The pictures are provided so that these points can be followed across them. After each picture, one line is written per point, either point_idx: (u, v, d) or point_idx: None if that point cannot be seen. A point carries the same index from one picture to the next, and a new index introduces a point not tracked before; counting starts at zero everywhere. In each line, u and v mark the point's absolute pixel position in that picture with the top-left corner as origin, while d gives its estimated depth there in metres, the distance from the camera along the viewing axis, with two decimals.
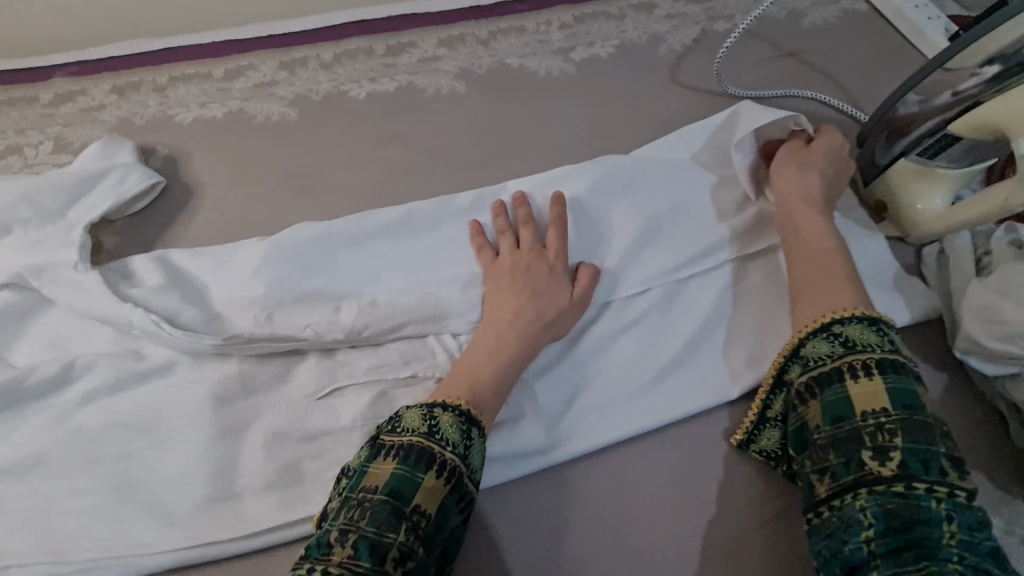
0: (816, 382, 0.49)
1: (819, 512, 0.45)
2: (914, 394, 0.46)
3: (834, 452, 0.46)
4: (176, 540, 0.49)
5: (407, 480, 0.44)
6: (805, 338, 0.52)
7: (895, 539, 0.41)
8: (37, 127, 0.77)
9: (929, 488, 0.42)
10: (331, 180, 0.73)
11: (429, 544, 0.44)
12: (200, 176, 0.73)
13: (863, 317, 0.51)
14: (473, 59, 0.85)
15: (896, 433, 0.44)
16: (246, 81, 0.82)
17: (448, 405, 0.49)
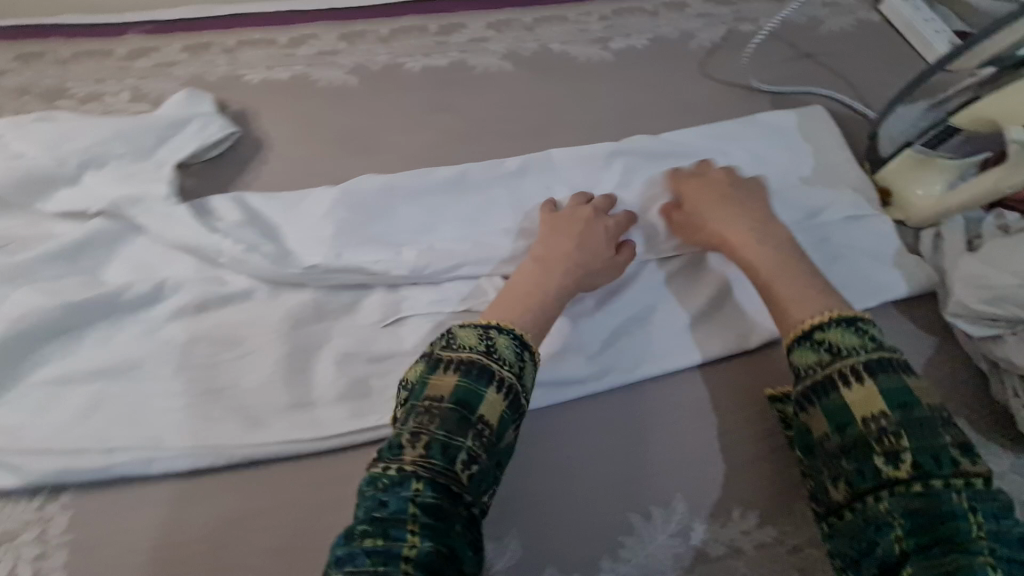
0: (813, 392, 0.53)
1: (844, 515, 0.49)
2: (905, 392, 0.50)
3: (847, 459, 0.49)
4: (260, 437, 0.55)
5: (472, 393, 0.51)
6: (792, 346, 0.56)
7: (925, 536, 0.44)
8: (114, 78, 0.83)
9: (944, 482, 0.46)
10: (389, 141, 0.79)
11: (490, 452, 0.50)
12: (268, 131, 0.79)
13: (840, 321, 0.55)
14: (519, 42, 0.92)
15: (901, 435, 0.48)
16: (309, 49, 0.89)
17: (502, 329, 0.55)
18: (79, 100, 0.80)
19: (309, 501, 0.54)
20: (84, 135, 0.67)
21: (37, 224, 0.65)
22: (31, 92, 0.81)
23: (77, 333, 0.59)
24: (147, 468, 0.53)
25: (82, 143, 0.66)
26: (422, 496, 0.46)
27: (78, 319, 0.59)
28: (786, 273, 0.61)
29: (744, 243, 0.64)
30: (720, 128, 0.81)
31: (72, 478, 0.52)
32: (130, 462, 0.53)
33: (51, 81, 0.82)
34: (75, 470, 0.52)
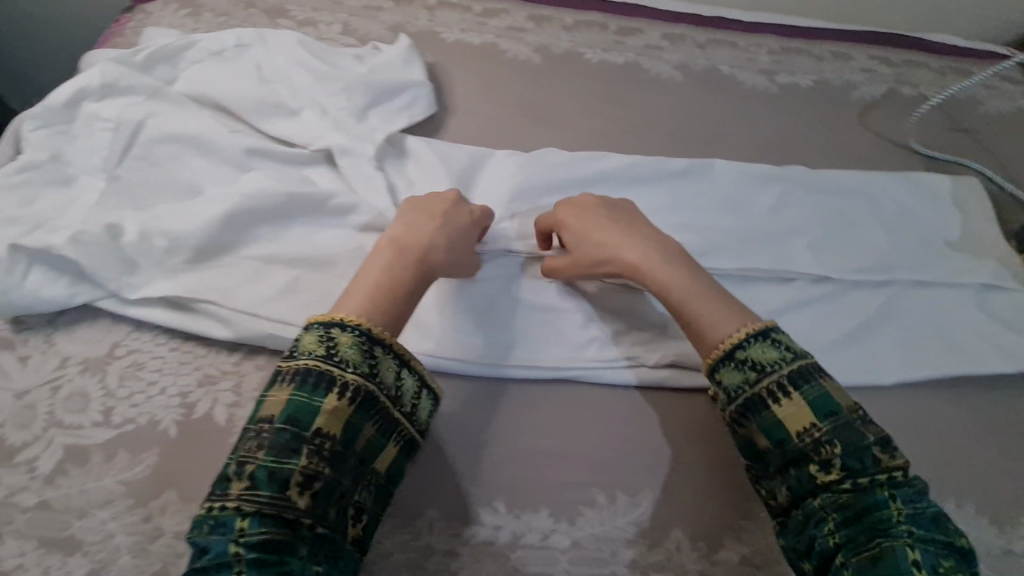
0: (748, 408, 0.53)
1: (789, 518, 0.51)
2: (830, 399, 0.52)
3: (791, 470, 0.51)
4: (433, 350, 0.61)
5: (304, 406, 0.47)
6: (715, 364, 0.55)
7: (853, 531, 0.47)
8: (328, 10, 0.91)
9: (869, 480, 0.49)
10: (565, 119, 0.85)
11: (335, 465, 0.46)
12: (457, 88, 0.86)
13: (757, 334, 0.55)
14: (690, 57, 0.97)
15: (834, 444, 0.50)
16: (500, 22, 0.95)
17: (346, 326, 0.50)
18: (296, 23, 0.88)
19: (467, 417, 0.58)
20: (318, 57, 0.75)
21: (255, 117, 0.70)
22: (256, 6, 0.89)
23: (286, 221, 0.65)
24: None
25: (316, 62, 0.74)
26: (247, 536, 0.43)
27: (290, 210, 0.65)
28: (689, 292, 0.58)
29: (651, 262, 0.60)
30: (878, 176, 0.84)
31: (272, 344, 0.59)
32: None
33: (273, 1, 0.90)
34: (277, 337, 0.58)
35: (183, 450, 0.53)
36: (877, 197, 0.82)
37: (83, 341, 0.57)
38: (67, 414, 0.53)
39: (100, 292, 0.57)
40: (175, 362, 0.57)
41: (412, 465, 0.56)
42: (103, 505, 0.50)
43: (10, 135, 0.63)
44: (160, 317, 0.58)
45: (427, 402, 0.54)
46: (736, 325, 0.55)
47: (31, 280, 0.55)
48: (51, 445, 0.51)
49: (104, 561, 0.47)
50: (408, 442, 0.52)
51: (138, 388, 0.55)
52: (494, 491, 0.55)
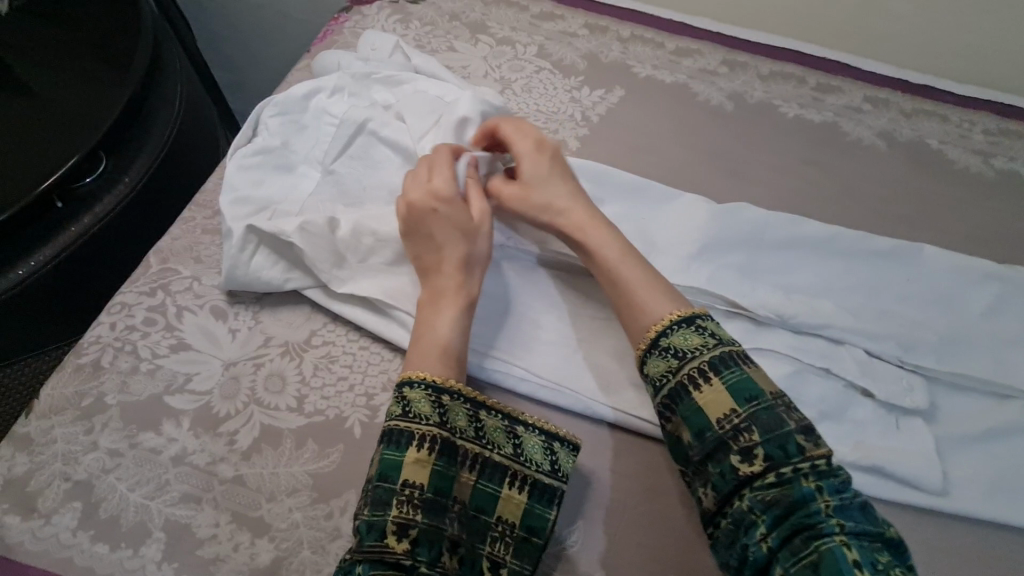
0: (671, 400, 0.51)
1: (718, 526, 0.48)
2: (752, 384, 0.50)
3: (710, 465, 0.49)
4: (611, 399, 0.58)
5: (391, 464, 0.48)
6: (643, 356, 0.54)
7: (785, 530, 0.45)
8: (526, 31, 0.92)
9: (792, 468, 0.46)
10: (756, 174, 0.81)
11: (429, 511, 0.47)
12: (645, 125, 0.84)
13: (682, 321, 0.54)
14: (895, 125, 0.89)
15: (751, 429, 0.48)
16: (693, 63, 0.93)
17: (415, 382, 0.51)
18: (496, 39, 0.90)
19: (634, 479, 0.55)
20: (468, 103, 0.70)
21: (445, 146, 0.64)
22: (460, 19, 0.91)
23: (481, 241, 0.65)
24: (521, 383, 0.59)
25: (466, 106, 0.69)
26: None
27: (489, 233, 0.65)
28: (621, 260, 0.58)
29: (593, 225, 0.59)
30: None
31: None
32: (508, 375, 0.59)
33: (476, 15, 0.92)
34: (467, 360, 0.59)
35: (365, 454, 0.53)
36: None
37: (286, 323, 0.59)
38: (267, 393, 0.55)
39: (311, 281, 0.60)
40: (365, 361, 0.58)
41: (582, 518, 0.53)
42: (291, 493, 0.50)
43: (252, 118, 0.68)
44: (358, 315, 0.59)
45: (535, 439, 0.52)
46: (671, 308, 0.55)
47: (255, 261, 0.58)
48: (250, 421, 0.53)
49: (288, 551, 0.48)
50: (531, 485, 0.51)
51: (330, 381, 0.56)
52: (665, 567, 0.52)
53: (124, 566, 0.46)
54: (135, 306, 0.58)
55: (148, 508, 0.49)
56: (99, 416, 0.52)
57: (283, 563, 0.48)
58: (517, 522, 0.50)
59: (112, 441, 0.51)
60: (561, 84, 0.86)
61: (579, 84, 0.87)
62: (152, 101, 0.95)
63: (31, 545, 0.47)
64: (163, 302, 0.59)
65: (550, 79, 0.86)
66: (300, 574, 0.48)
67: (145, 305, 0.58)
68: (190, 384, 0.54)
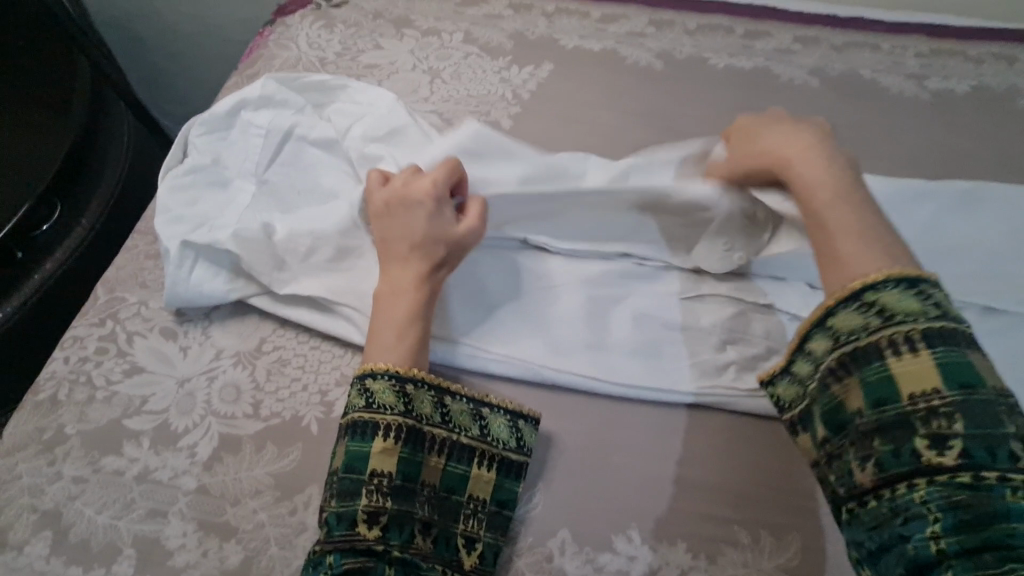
0: (854, 358, 0.42)
1: (863, 503, 0.40)
2: (971, 371, 0.39)
3: (880, 441, 0.40)
4: (563, 363, 0.59)
5: (358, 455, 0.50)
6: (833, 306, 0.44)
7: (971, 539, 0.36)
8: (451, 19, 0.93)
9: (1000, 474, 0.36)
10: (692, 128, 0.82)
11: (398, 496, 0.49)
12: (577, 94, 0.85)
13: (901, 281, 0.43)
14: (826, 61, 0.90)
15: (956, 419, 0.38)
16: (620, 27, 0.93)
17: (378, 372, 0.52)
18: (421, 32, 0.90)
19: (594, 438, 0.57)
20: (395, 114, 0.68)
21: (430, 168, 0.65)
22: (384, 17, 0.92)
23: None
24: (473, 360, 0.60)
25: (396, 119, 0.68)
26: (334, 570, 0.46)
27: None
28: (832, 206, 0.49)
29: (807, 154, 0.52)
30: None
31: None
32: (451, 351, 0.60)
33: (399, 11, 0.93)
34: None
35: (324, 448, 0.54)
36: None
37: (236, 334, 0.60)
38: (222, 403, 0.56)
39: (253, 288, 0.61)
40: (316, 360, 0.59)
41: (545, 481, 0.55)
42: (254, 495, 0.52)
43: (180, 140, 0.68)
44: (304, 316, 0.60)
45: (500, 420, 0.54)
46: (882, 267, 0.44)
47: (196, 275, 0.59)
48: (209, 432, 0.55)
49: (256, 549, 0.49)
50: (499, 462, 0.53)
51: (283, 384, 0.58)
52: (626, 518, 0.53)
53: None
54: (86, 337, 0.59)
55: (117, 527, 0.50)
56: (61, 447, 0.53)
57: (252, 561, 0.49)
58: (487, 498, 0.52)
59: (75, 469, 0.52)
60: (490, 67, 0.86)
61: (508, 63, 0.87)
62: (99, 141, 0.96)
63: None
64: (113, 330, 0.60)
65: (478, 63, 0.87)
66: (270, 569, 0.49)
67: (96, 335, 0.59)
68: (146, 405, 0.56)
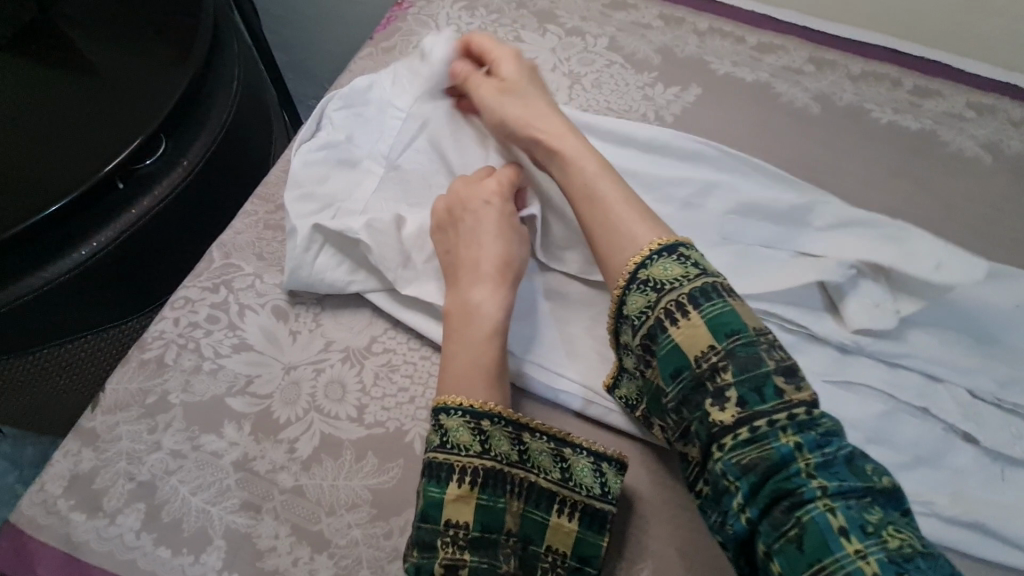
0: (650, 339, 0.48)
1: (702, 487, 0.45)
2: (733, 317, 0.46)
3: (686, 413, 0.46)
4: None
5: (435, 501, 0.46)
6: (624, 293, 0.50)
7: (762, 497, 0.42)
8: (597, 21, 0.87)
9: (771, 420, 0.42)
10: (845, 186, 0.75)
11: (477, 547, 0.45)
12: (722, 128, 0.78)
13: (663, 250, 0.50)
14: (1003, 136, 0.81)
15: (725, 371, 0.44)
16: (777, 59, 0.86)
17: (450, 409, 0.48)
18: (565, 30, 0.85)
19: None
20: None
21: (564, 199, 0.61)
22: (527, 8, 0.87)
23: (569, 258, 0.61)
24: (585, 407, 0.55)
25: None
26: None
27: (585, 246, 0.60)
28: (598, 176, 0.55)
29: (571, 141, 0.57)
30: None
31: (532, 387, 0.56)
32: (523, 373, 0.56)
33: (545, 4, 0.88)
34: (538, 382, 0.56)
35: None
36: None
37: (347, 328, 0.57)
38: (327, 401, 0.53)
39: (374, 283, 0.57)
40: (426, 372, 0.56)
41: (650, 555, 0.50)
42: (351, 507, 0.49)
43: (317, 109, 0.65)
44: (419, 322, 0.57)
45: (583, 461, 0.49)
46: (654, 234, 0.51)
47: (320, 261, 0.56)
48: (311, 429, 0.52)
49: (347, 568, 0.47)
50: (581, 511, 0.47)
51: (391, 392, 0.54)
52: None
53: (185, 573, 0.46)
54: (198, 302, 0.57)
55: (210, 514, 0.48)
56: (163, 415, 0.51)
57: None
58: (568, 552, 0.47)
59: (175, 442, 0.50)
60: (633, 80, 0.81)
61: (653, 80, 0.81)
62: (208, 88, 0.92)
63: (97, 545, 0.47)
64: (225, 300, 0.57)
65: (622, 74, 0.81)
66: None
67: (208, 301, 0.57)
68: (251, 386, 0.53)
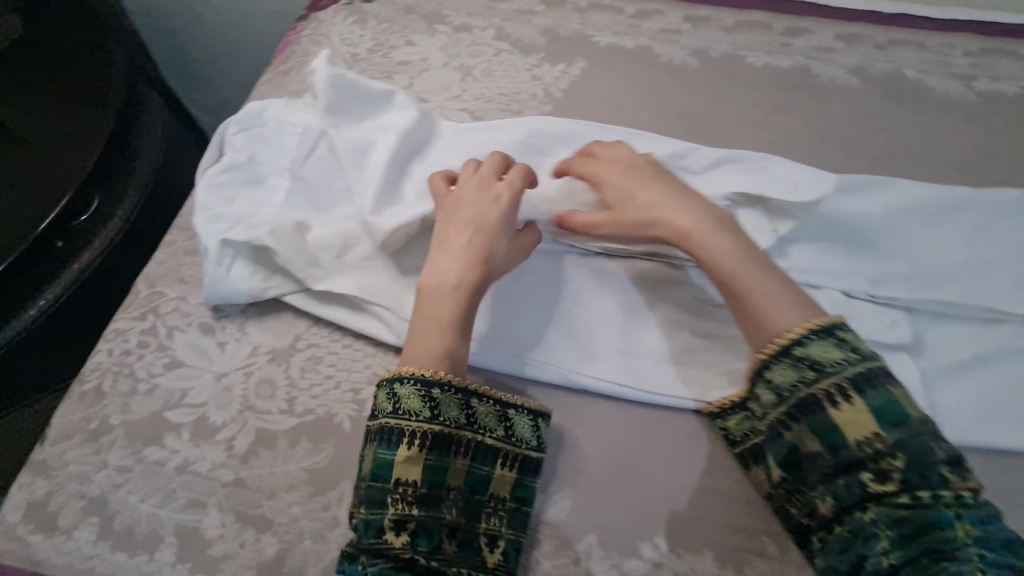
0: (798, 408, 0.49)
1: (830, 530, 0.47)
2: (897, 408, 0.47)
3: (839, 476, 0.47)
4: (592, 368, 0.59)
5: (383, 463, 0.50)
6: (768, 360, 0.51)
7: (912, 548, 0.43)
8: (483, 15, 0.92)
9: (933, 493, 0.44)
10: (727, 129, 0.80)
11: (425, 503, 0.49)
12: (609, 94, 0.83)
13: (819, 331, 0.50)
14: (870, 60, 0.87)
15: (897, 457, 0.45)
16: (655, 24, 0.91)
17: (404, 378, 0.52)
18: (453, 28, 0.90)
19: (619, 443, 0.56)
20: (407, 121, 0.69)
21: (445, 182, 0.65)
22: (416, 13, 0.92)
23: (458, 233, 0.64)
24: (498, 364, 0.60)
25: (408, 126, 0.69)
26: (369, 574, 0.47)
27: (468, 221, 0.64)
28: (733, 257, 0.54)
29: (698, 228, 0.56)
30: None
31: None
32: None
33: (432, 7, 0.92)
34: None
35: (355, 446, 0.55)
36: None
37: (271, 332, 0.61)
38: (258, 399, 0.58)
39: (290, 285, 0.62)
40: (348, 358, 0.60)
41: (570, 483, 0.55)
42: (289, 489, 0.53)
43: (216, 138, 0.69)
44: (335, 314, 0.61)
45: (523, 419, 0.54)
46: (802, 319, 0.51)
47: (234, 272, 0.61)
48: (245, 427, 0.56)
49: (290, 542, 0.51)
50: (521, 462, 0.53)
51: (317, 381, 0.59)
52: (653, 524, 0.53)
53: (142, 571, 0.50)
54: (129, 330, 0.61)
55: (159, 516, 0.52)
56: (106, 436, 0.55)
57: (286, 554, 0.51)
58: (507, 496, 0.52)
59: (120, 458, 0.54)
60: (521, 64, 0.86)
61: (540, 60, 0.86)
62: (131, 148, 1.00)
63: (57, 559, 0.51)
64: (154, 325, 0.62)
65: (510, 60, 0.86)
66: (304, 562, 0.50)
67: (138, 328, 0.61)
68: (186, 397, 0.57)
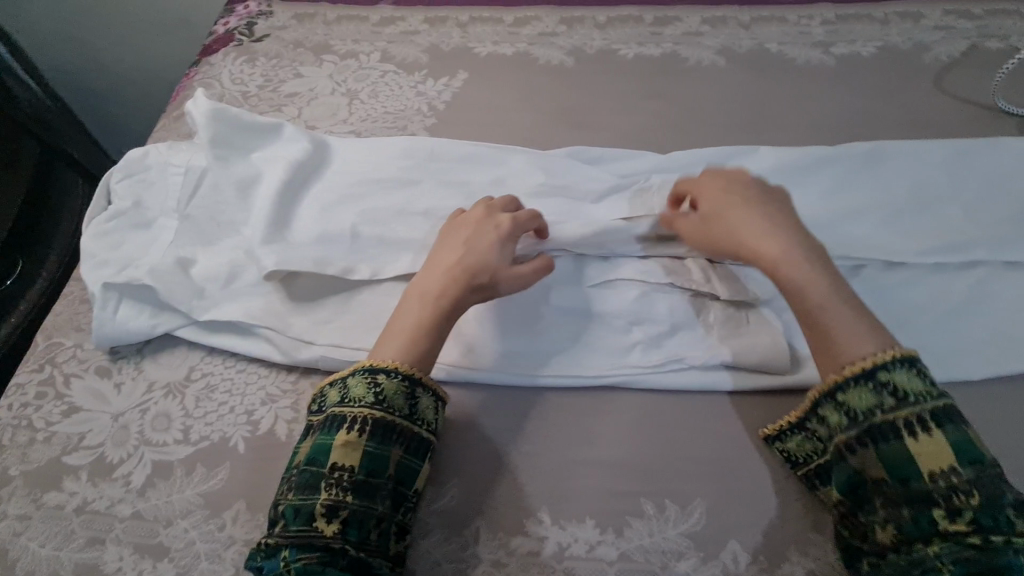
0: (871, 434, 0.48)
1: (887, 560, 0.46)
2: (975, 448, 0.46)
3: (906, 509, 0.46)
4: (473, 361, 0.61)
5: (323, 448, 0.51)
6: (844, 383, 0.50)
7: None
8: (368, 40, 0.96)
9: (1006, 538, 0.43)
10: (603, 120, 0.84)
11: (359, 491, 0.50)
12: (491, 100, 0.87)
13: (902, 363, 0.49)
14: (735, 39, 0.92)
15: (972, 494, 0.44)
16: (532, 29, 0.96)
17: (360, 368, 0.54)
18: (340, 56, 0.94)
19: (507, 428, 0.59)
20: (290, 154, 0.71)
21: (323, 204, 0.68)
22: (303, 46, 0.95)
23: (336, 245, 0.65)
24: None
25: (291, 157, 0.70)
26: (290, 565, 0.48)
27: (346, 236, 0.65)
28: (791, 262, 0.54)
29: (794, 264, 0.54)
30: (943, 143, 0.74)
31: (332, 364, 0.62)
32: (318, 359, 0.62)
33: (319, 39, 0.96)
34: (335, 358, 0.62)
35: (249, 466, 0.57)
36: (953, 162, 0.72)
37: (166, 367, 0.64)
38: (154, 432, 0.59)
39: (179, 319, 0.64)
40: (241, 383, 0.62)
41: (459, 474, 0.57)
42: (186, 514, 0.55)
43: (103, 188, 0.72)
44: (226, 341, 0.64)
45: None
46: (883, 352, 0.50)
47: (121, 313, 0.63)
48: (142, 460, 0.58)
49: (187, 565, 0.53)
50: None
51: (211, 408, 0.61)
52: (537, 500, 0.55)
53: None
54: (26, 383, 0.63)
55: (59, 557, 0.53)
56: (5, 488, 0.57)
57: None
58: None
59: (19, 507, 0.56)
60: (406, 82, 0.89)
61: (424, 77, 0.90)
62: (51, 211, 1.05)
63: None
64: (51, 375, 0.63)
65: (395, 80, 0.90)
66: None
67: (35, 380, 0.63)
68: (84, 440, 0.59)
